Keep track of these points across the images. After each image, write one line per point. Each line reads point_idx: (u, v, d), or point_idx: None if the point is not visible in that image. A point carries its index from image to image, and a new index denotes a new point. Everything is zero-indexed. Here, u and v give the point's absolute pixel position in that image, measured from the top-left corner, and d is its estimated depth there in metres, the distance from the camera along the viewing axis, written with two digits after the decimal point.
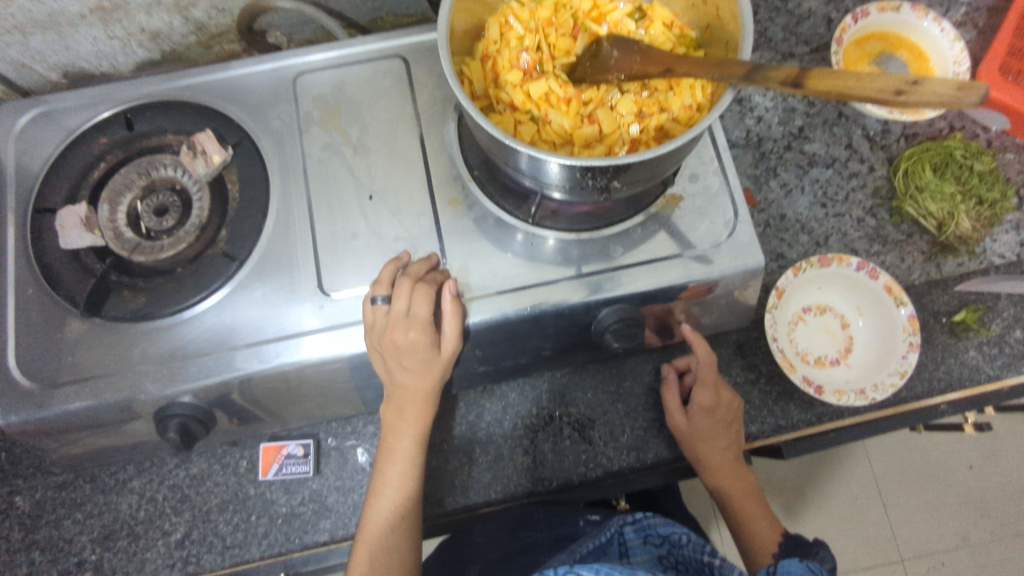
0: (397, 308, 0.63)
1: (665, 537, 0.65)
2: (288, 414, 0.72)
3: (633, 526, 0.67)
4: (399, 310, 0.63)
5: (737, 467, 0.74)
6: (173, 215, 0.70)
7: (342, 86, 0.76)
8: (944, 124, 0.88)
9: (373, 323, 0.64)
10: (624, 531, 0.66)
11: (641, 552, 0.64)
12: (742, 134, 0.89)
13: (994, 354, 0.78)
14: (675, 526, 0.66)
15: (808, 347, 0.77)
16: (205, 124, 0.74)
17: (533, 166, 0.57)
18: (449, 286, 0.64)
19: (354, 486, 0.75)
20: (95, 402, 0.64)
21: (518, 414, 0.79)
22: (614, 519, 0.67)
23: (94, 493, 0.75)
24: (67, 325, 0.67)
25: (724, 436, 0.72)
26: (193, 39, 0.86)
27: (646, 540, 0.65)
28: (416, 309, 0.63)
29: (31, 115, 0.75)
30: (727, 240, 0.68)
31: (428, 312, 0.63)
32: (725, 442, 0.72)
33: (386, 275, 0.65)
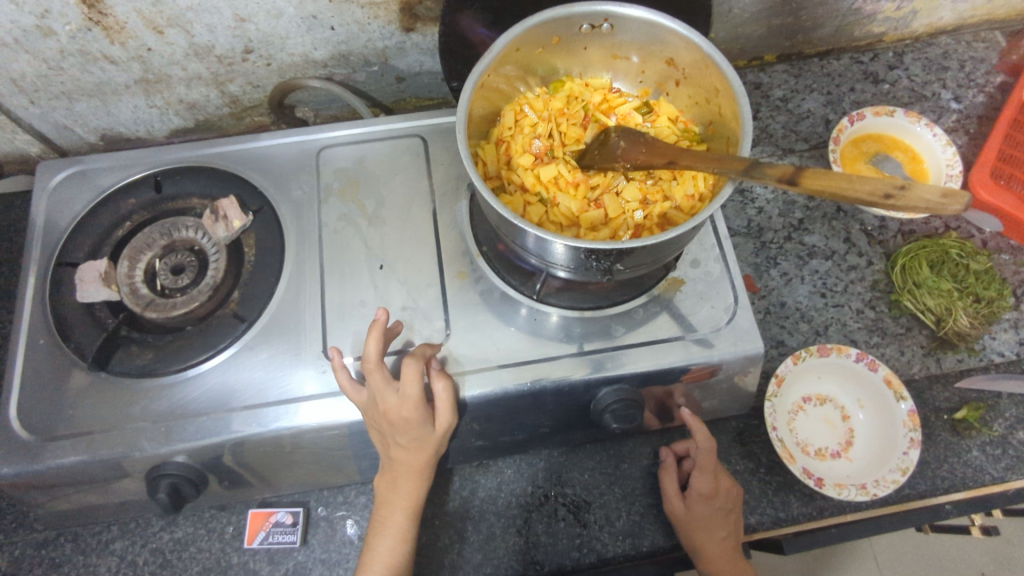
0: (385, 388, 0.62)
1: None
2: (280, 480, 0.71)
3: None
4: (388, 390, 0.62)
5: (738, 561, 0.71)
6: (189, 274, 0.72)
7: (363, 160, 0.80)
8: (939, 223, 0.91)
9: (365, 403, 0.63)
10: None
11: None
12: (743, 223, 0.92)
13: (998, 454, 0.78)
14: None
15: (808, 437, 0.77)
16: (229, 189, 0.77)
17: (539, 246, 0.59)
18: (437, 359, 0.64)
19: (340, 560, 0.73)
20: (89, 457, 0.64)
21: (512, 491, 0.77)
22: None
23: (74, 554, 0.73)
24: (72, 377, 0.67)
25: (722, 525, 0.70)
26: (226, 111, 0.91)
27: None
28: (405, 388, 0.62)
29: (66, 173, 0.79)
30: (727, 325, 0.69)
31: (417, 391, 0.62)
32: (724, 532, 0.70)
33: (373, 353, 0.63)
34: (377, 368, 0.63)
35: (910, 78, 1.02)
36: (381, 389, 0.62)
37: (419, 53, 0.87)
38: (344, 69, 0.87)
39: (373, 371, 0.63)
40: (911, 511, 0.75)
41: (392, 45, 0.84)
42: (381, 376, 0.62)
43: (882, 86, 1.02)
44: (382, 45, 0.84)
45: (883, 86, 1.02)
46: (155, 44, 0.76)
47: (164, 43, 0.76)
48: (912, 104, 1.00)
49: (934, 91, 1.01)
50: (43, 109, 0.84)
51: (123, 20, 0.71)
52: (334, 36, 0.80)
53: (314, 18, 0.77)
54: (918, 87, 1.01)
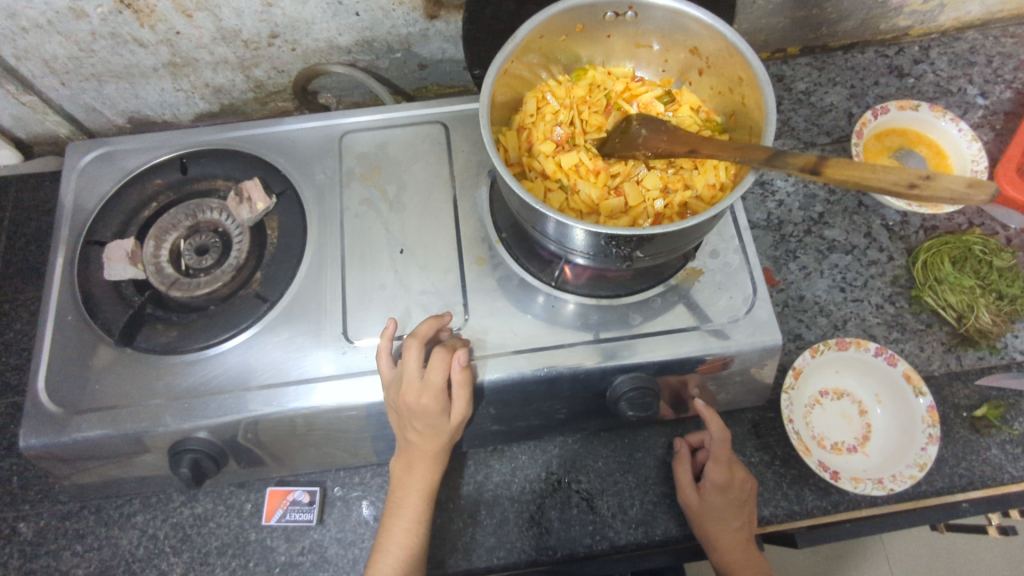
0: (414, 370, 0.63)
1: None
2: (297, 459, 0.73)
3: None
4: (417, 371, 0.63)
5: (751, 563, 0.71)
6: (213, 254, 0.74)
7: (385, 146, 0.80)
8: (963, 219, 0.90)
9: (392, 380, 0.64)
10: None
11: None
12: (762, 216, 0.91)
13: (1018, 453, 0.77)
14: None
15: (825, 432, 0.76)
16: (253, 173, 0.78)
17: (560, 232, 0.60)
18: (461, 356, 0.63)
19: (356, 540, 0.74)
20: (113, 431, 0.65)
21: (526, 477, 0.78)
22: None
23: (97, 526, 0.74)
24: (99, 353, 0.69)
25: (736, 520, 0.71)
26: (251, 96, 0.92)
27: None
28: (429, 374, 0.63)
29: (95, 154, 0.80)
30: (745, 316, 0.69)
31: (440, 378, 0.63)
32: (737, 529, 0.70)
33: (423, 331, 0.66)
34: (417, 345, 0.64)
35: (935, 73, 1.01)
36: (411, 369, 0.63)
37: (442, 40, 0.87)
38: (368, 55, 0.88)
39: (412, 349, 0.64)
40: (927, 507, 0.75)
41: (415, 32, 0.85)
42: (417, 355, 0.64)
43: (907, 81, 1.00)
44: (405, 32, 0.84)
45: (908, 80, 1.01)
46: (183, 28, 0.77)
47: (192, 26, 0.77)
48: (937, 99, 0.99)
49: (960, 86, 1.00)
50: (72, 91, 0.85)
51: (153, 4, 0.72)
52: (358, 21, 0.81)
53: (339, 4, 0.77)
54: (944, 82, 1.00)
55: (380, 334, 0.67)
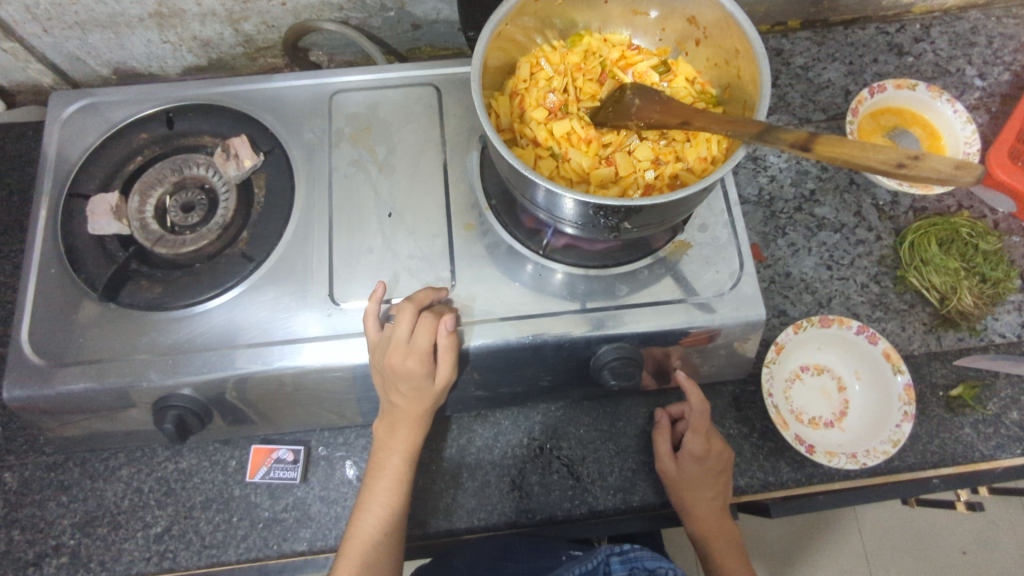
0: (402, 333, 0.63)
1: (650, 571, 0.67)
2: (281, 418, 0.73)
3: (621, 557, 0.68)
4: (404, 334, 0.63)
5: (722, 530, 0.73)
6: (199, 211, 0.73)
7: (376, 107, 0.79)
8: (952, 202, 0.90)
9: (378, 341, 0.65)
10: (610, 561, 0.68)
11: None
12: (754, 191, 0.91)
13: (990, 433, 0.79)
14: (661, 560, 0.68)
15: (803, 406, 0.78)
16: (241, 130, 0.77)
17: (548, 200, 0.60)
18: (448, 321, 0.63)
19: (339, 498, 0.75)
20: (96, 385, 0.65)
21: (509, 442, 0.79)
22: (602, 548, 0.70)
23: (83, 478, 0.75)
24: (83, 307, 0.68)
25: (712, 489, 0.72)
26: (240, 50, 0.90)
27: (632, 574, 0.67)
28: (416, 338, 0.63)
29: (79, 105, 0.78)
30: (731, 290, 0.70)
31: (427, 342, 0.63)
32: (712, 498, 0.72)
33: (419, 297, 0.66)
34: (408, 309, 0.64)
35: (935, 52, 1.00)
36: (398, 331, 0.64)
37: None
38: (361, 13, 0.86)
39: (401, 312, 0.64)
40: (898, 482, 0.77)
41: None
42: (406, 318, 0.64)
43: (906, 59, 0.99)
44: None
45: (907, 59, 1.00)
46: None
47: None
48: (935, 79, 0.98)
49: (958, 67, 0.99)
50: (56, 39, 0.82)
51: None
52: None
53: None
54: (943, 62, 0.99)
55: (369, 297, 0.67)
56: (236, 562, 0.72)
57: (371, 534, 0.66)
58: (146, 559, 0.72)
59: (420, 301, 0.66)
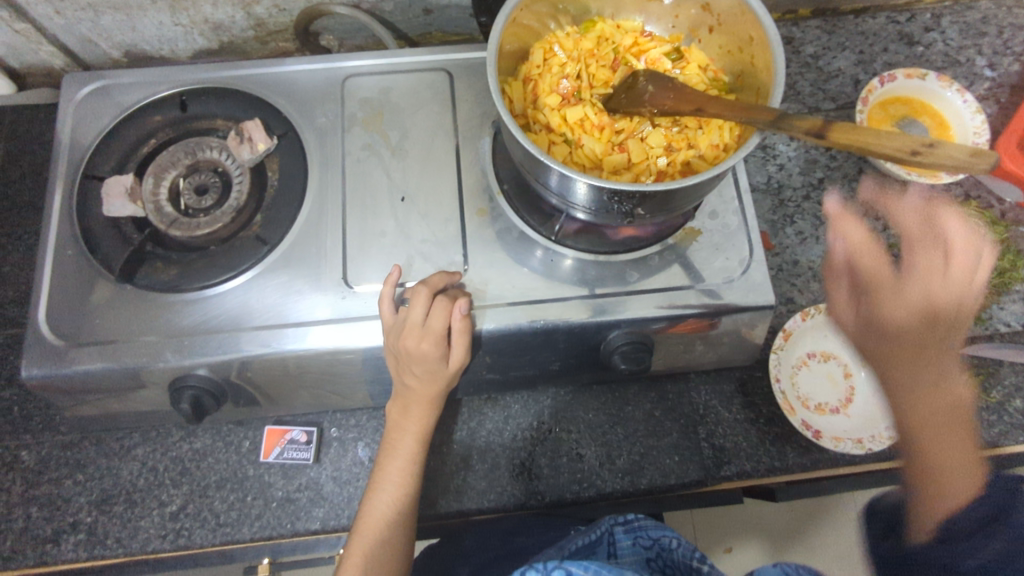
0: (417, 316, 0.64)
1: (654, 539, 0.66)
2: (295, 399, 0.74)
3: (625, 527, 0.68)
4: (420, 317, 0.64)
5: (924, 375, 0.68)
6: (213, 194, 0.74)
7: (388, 91, 0.79)
8: (960, 192, 0.90)
9: (393, 323, 0.65)
10: (613, 532, 0.67)
11: (630, 552, 0.65)
12: (763, 180, 0.92)
13: (993, 420, 0.80)
14: (665, 529, 0.67)
15: (809, 393, 0.79)
16: (254, 113, 0.77)
17: (561, 184, 0.60)
18: (463, 305, 0.64)
19: (351, 478, 0.76)
20: (113, 365, 0.66)
21: (518, 425, 0.80)
22: (604, 521, 0.69)
23: (99, 457, 0.76)
24: (99, 288, 0.69)
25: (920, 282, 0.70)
26: (252, 34, 0.90)
27: (634, 542, 0.66)
28: (431, 320, 0.64)
29: (92, 87, 0.78)
30: (741, 277, 0.71)
31: (442, 325, 0.64)
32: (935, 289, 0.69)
33: (434, 281, 0.67)
34: (423, 292, 0.65)
35: (945, 42, 1.00)
36: (413, 314, 0.64)
37: None
38: None
39: (416, 296, 0.65)
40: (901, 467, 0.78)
41: None
42: (422, 301, 0.65)
43: (916, 49, 0.99)
44: None
45: (917, 48, 1.00)
46: None
47: None
48: (945, 69, 0.98)
49: (968, 57, 0.99)
50: (68, 21, 0.82)
51: None
52: None
53: None
54: (952, 52, 0.99)
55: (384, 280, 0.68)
56: (250, 540, 0.73)
57: (384, 513, 0.67)
58: (162, 537, 0.73)
59: (435, 285, 0.67)
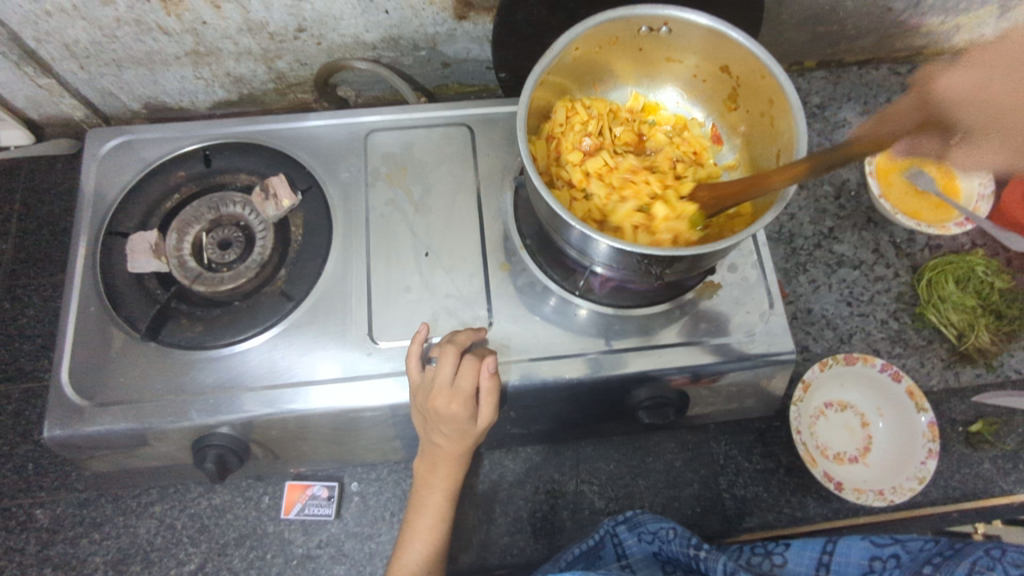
0: (446, 376, 0.64)
1: (654, 532, 0.66)
2: (319, 455, 0.73)
3: (627, 525, 0.69)
4: (448, 377, 0.64)
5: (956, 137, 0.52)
6: (236, 249, 0.73)
7: (410, 146, 0.80)
8: (966, 240, 0.92)
9: (420, 382, 0.65)
10: (616, 532, 0.69)
11: (637, 549, 0.67)
12: (774, 228, 0.94)
13: (1009, 468, 0.80)
14: (663, 521, 0.67)
15: (828, 443, 0.79)
16: (278, 168, 0.78)
17: (585, 244, 0.61)
18: (490, 363, 0.64)
19: (372, 534, 0.75)
20: (139, 425, 0.66)
21: (539, 477, 0.80)
22: (607, 521, 0.71)
23: (115, 515, 0.75)
24: (122, 345, 0.69)
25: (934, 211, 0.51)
26: (272, 86, 0.91)
27: (640, 539, 0.68)
28: (460, 380, 0.64)
29: (116, 142, 0.79)
30: (761, 330, 0.72)
31: (470, 384, 0.64)
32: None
33: (460, 339, 0.67)
34: (451, 351, 0.65)
35: None
36: (441, 375, 0.64)
37: (467, 40, 0.87)
38: (392, 52, 0.87)
39: (444, 355, 0.65)
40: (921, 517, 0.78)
41: (442, 32, 0.84)
42: (450, 361, 0.65)
43: None
44: (432, 31, 0.84)
45: None
46: (210, 18, 0.76)
47: (219, 17, 0.76)
48: None
49: None
50: (92, 75, 0.83)
51: None
52: (387, 19, 0.80)
53: (370, 1, 0.77)
54: None
55: (411, 338, 0.68)
56: None
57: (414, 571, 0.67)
58: None
59: (463, 343, 0.67)
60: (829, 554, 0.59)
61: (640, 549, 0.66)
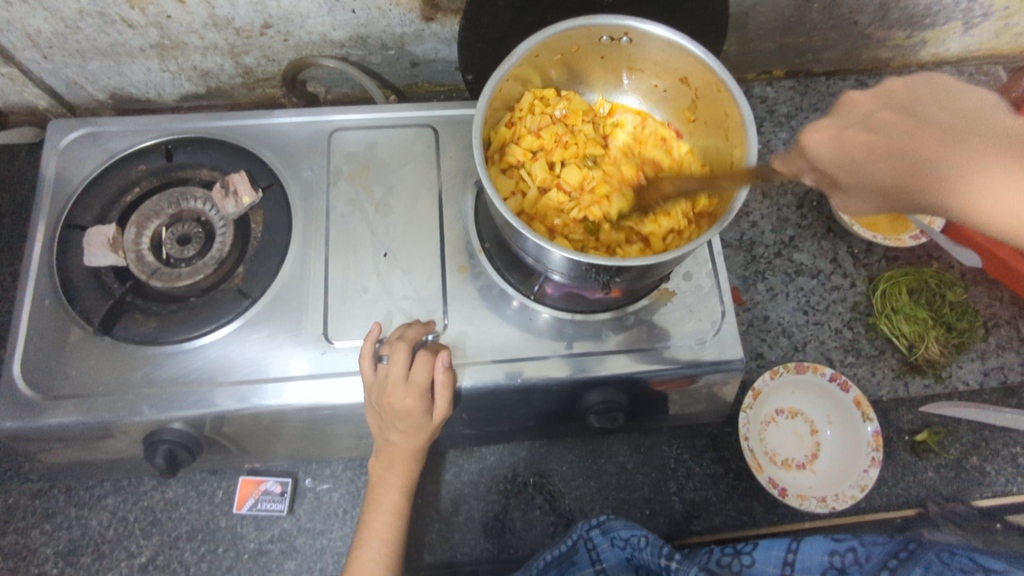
0: (399, 371, 0.65)
1: (627, 539, 0.68)
2: (273, 451, 0.74)
3: (600, 529, 0.71)
4: (401, 372, 0.65)
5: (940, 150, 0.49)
6: (195, 244, 0.73)
7: (374, 146, 0.80)
8: (922, 252, 0.94)
9: (374, 380, 0.66)
10: (590, 537, 0.71)
11: (610, 555, 0.69)
12: (735, 236, 0.95)
13: (950, 477, 0.83)
14: (636, 528, 0.68)
15: (777, 448, 0.81)
16: (239, 164, 0.78)
17: (539, 252, 0.62)
18: (444, 357, 0.66)
19: (325, 530, 0.76)
20: (90, 418, 0.66)
21: (493, 477, 0.81)
22: (581, 524, 0.72)
23: (68, 506, 0.75)
24: (75, 338, 0.69)
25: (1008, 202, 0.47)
26: (240, 81, 0.91)
27: (612, 543, 0.69)
28: (413, 374, 0.65)
29: (78, 133, 0.79)
30: (712, 338, 0.73)
31: (424, 377, 0.66)
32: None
33: (410, 334, 0.68)
34: (403, 347, 0.66)
35: None
36: (394, 371, 0.65)
37: (436, 41, 0.87)
38: (361, 51, 0.87)
39: (397, 350, 0.66)
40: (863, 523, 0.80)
41: (410, 32, 0.84)
42: (402, 356, 0.66)
43: None
44: (400, 31, 0.84)
45: None
46: (174, 12, 0.76)
47: (183, 11, 0.76)
48: None
49: None
50: (55, 65, 0.83)
51: None
52: (354, 18, 0.80)
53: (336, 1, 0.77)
54: None
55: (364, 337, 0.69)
56: None
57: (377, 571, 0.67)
58: None
59: (415, 339, 0.68)
60: (793, 553, 0.62)
61: (613, 555, 0.69)
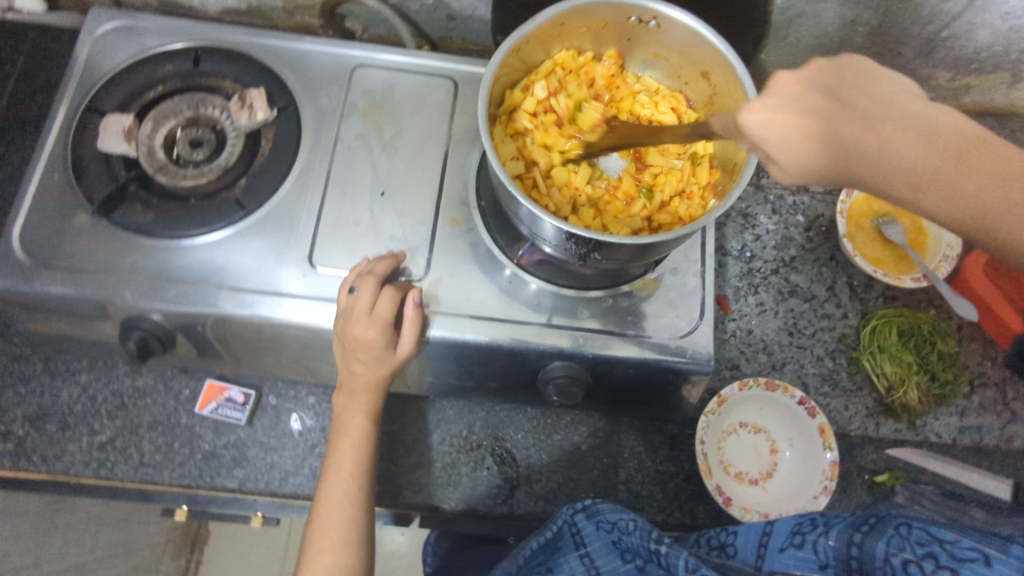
0: (365, 304, 0.67)
1: (614, 523, 0.62)
2: (242, 361, 0.77)
3: (585, 513, 0.65)
4: (366, 305, 0.67)
5: (884, 144, 0.45)
6: (205, 149, 0.75)
7: (393, 88, 0.81)
8: (923, 298, 0.93)
9: (342, 310, 0.68)
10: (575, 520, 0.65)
11: (595, 539, 0.62)
12: (737, 245, 0.94)
13: None
14: (625, 511, 0.62)
15: (733, 459, 0.81)
16: (261, 81, 0.80)
17: (530, 218, 0.63)
18: (414, 296, 0.68)
19: (278, 446, 0.79)
20: (75, 293, 0.69)
21: (448, 430, 0.83)
22: (565, 508, 0.66)
23: (44, 374, 0.79)
24: (76, 216, 0.72)
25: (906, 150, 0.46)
26: (280, 4, 0.93)
27: (597, 528, 0.63)
28: (377, 308, 0.67)
29: (117, 25, 0.81)
30: (685, 335, 0.73)
31: (388, 313, 0.67)
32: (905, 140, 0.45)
33: (380, 269, 0.69)
34: (372, 281, 0.68)
35: None
36: (360, 303, 0.67)
37: None
38: None
39: (365, 284, 0.68)
40: None
41: None
42: (369, 291, 0.67)
43: None
44: None
45: None
46: None
47: None
48: None
49: None
50: None
51: None
52: None
53: None
54: None
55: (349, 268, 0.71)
56: (168, 484, 0.76)
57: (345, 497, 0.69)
58: (85, 464, 0.76)
59: (385, 274, 0.69)
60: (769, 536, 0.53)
61: (597, 538, 0.61)
